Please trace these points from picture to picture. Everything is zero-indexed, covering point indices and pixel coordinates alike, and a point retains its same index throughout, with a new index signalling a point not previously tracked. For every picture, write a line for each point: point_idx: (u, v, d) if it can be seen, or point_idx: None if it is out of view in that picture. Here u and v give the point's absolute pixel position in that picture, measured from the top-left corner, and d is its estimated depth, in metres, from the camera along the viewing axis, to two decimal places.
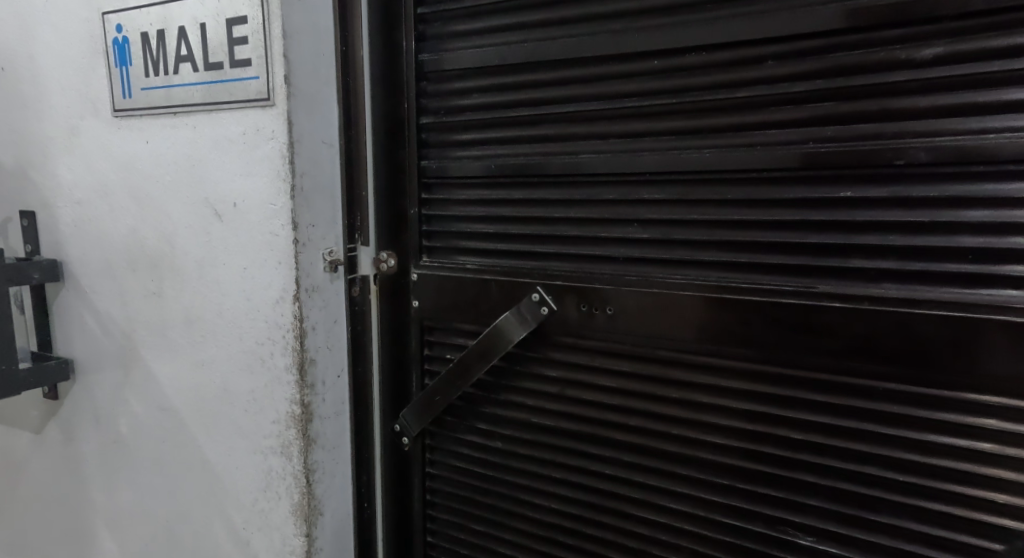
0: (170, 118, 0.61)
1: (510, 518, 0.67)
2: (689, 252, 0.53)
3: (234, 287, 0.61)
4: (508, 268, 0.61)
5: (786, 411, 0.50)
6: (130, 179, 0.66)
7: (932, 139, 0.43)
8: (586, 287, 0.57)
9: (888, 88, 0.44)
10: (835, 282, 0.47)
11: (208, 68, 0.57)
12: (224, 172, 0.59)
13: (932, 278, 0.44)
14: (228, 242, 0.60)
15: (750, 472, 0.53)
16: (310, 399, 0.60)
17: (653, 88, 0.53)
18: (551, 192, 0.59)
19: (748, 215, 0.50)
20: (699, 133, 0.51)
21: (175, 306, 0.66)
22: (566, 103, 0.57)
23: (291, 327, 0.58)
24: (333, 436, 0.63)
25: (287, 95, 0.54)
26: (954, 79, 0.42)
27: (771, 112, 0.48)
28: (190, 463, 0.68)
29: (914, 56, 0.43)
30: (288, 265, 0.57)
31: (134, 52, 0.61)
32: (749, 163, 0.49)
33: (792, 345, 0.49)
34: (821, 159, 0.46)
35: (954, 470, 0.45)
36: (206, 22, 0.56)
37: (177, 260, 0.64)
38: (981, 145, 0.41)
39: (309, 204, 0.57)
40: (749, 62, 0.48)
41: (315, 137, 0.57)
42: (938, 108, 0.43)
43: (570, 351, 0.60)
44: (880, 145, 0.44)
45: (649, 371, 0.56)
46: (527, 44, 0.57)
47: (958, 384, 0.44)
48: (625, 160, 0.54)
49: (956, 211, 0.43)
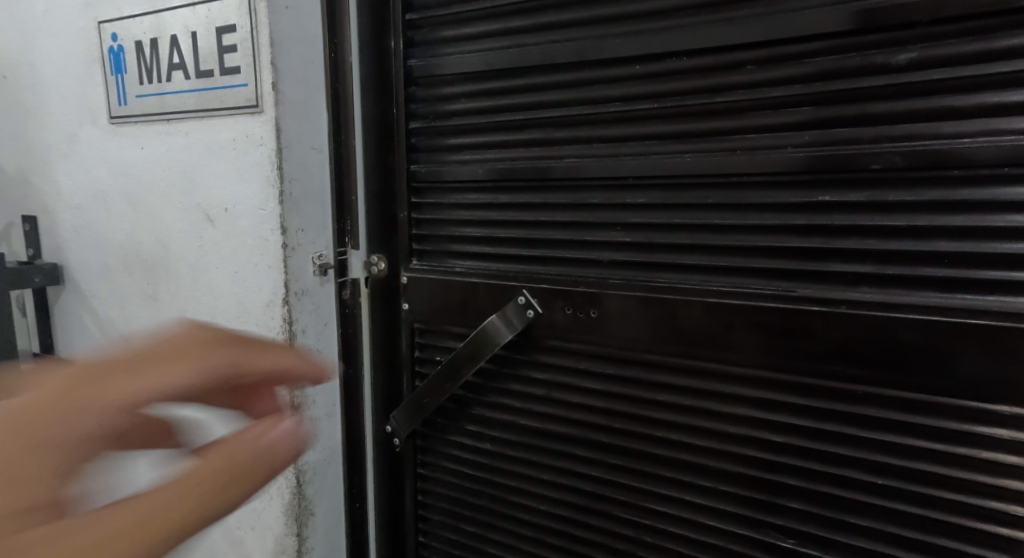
0: (164, 125, 0.62)
1: (500, 518, 0.67)
2: (671, 256, 0.53)
3: (226, 291, 0.62)
4: (496, 271, 0.62)
5: (768, 414, 0.50)
6: (126, 185, 0.67)
7: (908, 144, 0.43)
8: (571, 290, 0.57)
9: (865, 93, 0.44)
10: (815, 286, 0.47)
11: (199, 76, 0.58)
12: (216, 178, 0.60)
13: (910, 282, 0.44)
14: (220, 247, 0.61)
15: (733, 474, 0.53)
16: (300, 401, 0.61)
17: (635, 93, 0.53)
18: (537, 196, 0.59)
19: (729, 219, 0.50)
20: (681, 137, 0.52)
21: (170, 309, 0.67)
22: (551, 108, 0.57)
23: (280, 330, 0.60)
24: (324, 437, 0.65)
25: (274, 102, 0.55)
26: (930, 84, 0.42)
27: (750, 116, 0.48)
28: None
29: (891, 60, 0.43)
30: (277, 270, 0.58)
31: (128, 60, 0.62)
32: (730, 167, 0.49)
33: (772, 348, 0.49)
34: (799, 164, 0.46)
35: (933, 474, 0.45)
36: (197, 31, 0.57)
37: (171, 264, 0.66)
38: (957, 149, 0.41)
39: (298, 209, 0.58)
40: (729, 67, 0.49)
41: (303, 143, 0.58)
42: (914, 112, 0.43)
43: (557, 354, 0.60)
44: (857, 149, 0.45)
45: (634, 373, 0.56)
46: (513, 49, 0.58)
47: (936, 388, 0.44)
48: (609, 164, 0.55)
49: (933, 214, 0.43)
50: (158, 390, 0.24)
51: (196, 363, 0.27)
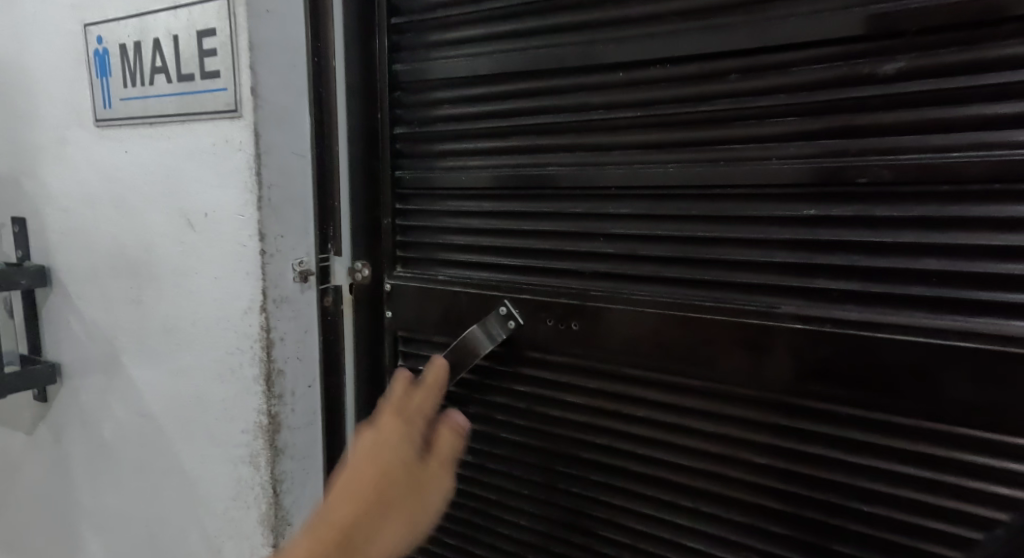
0: (147, 128, 0.61)
1: (481, 532, 0.66)
2: (654, 268, 0.52)
3: (206, 296, 0.61)
4: (479, 280, 0.61)
5: (749, 434, 0.49)
6: (111, 188, 0.67)
7: (895, 157, 0.41)
8: (554, 301, 0.56)
9: (851, 104, 0.43)
10: (799, 302, 0.46)
11: (180, 80, 0.57)
12: (196, 183, 0.59)
13: (897, 301, 0.43)
14: (200, 251, 0.61)
15: (714, 495, 0.51)
16: (277, 410, 0.60)
17: (619, 101, 0.52)
18: (521, 204, 0.58)
19: (712, 231, 0.49)
20: (664, 147, 0.50)
21: (152, 313, 0.67)
22: (535, 115, 0.56)
23: (258, 337, 0.59)
24: (304, 446, 0.64)
25: (254, 106, 0.55)
26: (919, 95, 0.40)
27: (734, 127, 0.47)
28: (166, 468, 0.69)
29: (878, 71, 0.41)
30: (255, 276, 0.58)
31: (113, 63, 0.62)
32: (713, 178, 0.48)
33: (754, 365, 0.47)
34: (783, 176, 0.45)
35: (921, 503, 0.43)
36: (178, 34, 0.56)
37: (153, 269, 0.65)
38: (945, 164, 0.40)
39: (278, 215, 0.58)
40: (713, 76, 0.47)
41: (284, 149, 0.58)
42: (902, 124, 0.41)
43: (538, 366, 0.59)
44: (843, 162, 0.43)
45: (615, 387, 0.55)
46: (496, 55, 0.57)
47: (923, 412, 0.42)
48: (592, 174, 0.54)
49: (921, 232, 0.41)
50: (407, 440, 0.48)
51: (405, 426, 0.50)
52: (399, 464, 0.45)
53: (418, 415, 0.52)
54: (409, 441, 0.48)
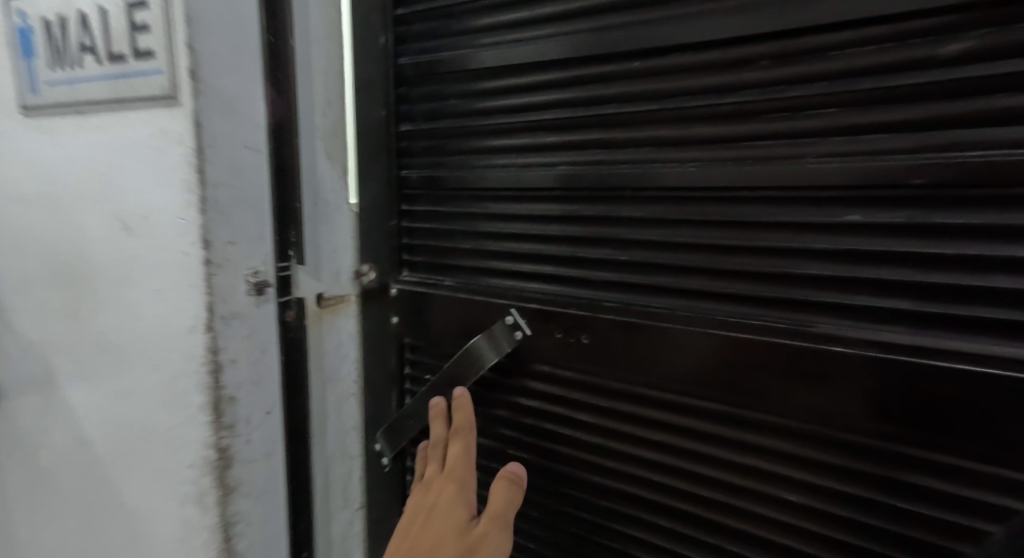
0: (72, 115, 0.53)
1: None
2: (671, 279, 0.47)
3: (147, 310, 0.54)
4: (483, 287, 0.57)
5: (776, 466, 0.44)
6: (35, 182, 0.58)
7: (953, 155, 0.36)
8: (560, 311, 0.52)
9: (900, 93, 0.37)
10: (834, 321, 0.40)
11: (111, 61, 0.50)
12: (134, 180, 0.52)
13: (952, 323, 0.37)
14: (139, 258, 0.53)
15: (735, 531, 0.47)
16: (228, 442, 0.52)
17: (634, 94, 0.47)
18: (524, 206, 0.54)
19: (736, 239, 0.43)
20: (683, 144, 0.45)
21: (88, 328, 0.58)
22: (542, 110, 0.52)
23: (201, 359, 0.51)
24: (263, 481, 0.56)
25: (193, 91, 0.47)
26: (982, 81, 0.34)
27: (763, 121, 0.42)
28: (105, 506, 0.60)
29: (932, 53, 0.36)
30: (199, 289, 0.50)
31: (34, 40, 0.53)
32: (738, 180, 0.43)
33: (782, 391, 0.42)
34: (809, 180, 0.40)
35: None
36: (110, 8, 0.50)
37: (88, 278, 0.57)
38: (1016, 162, 0.34)
39: (225, 218, 0.50)
40: (739, 64, 0.42)
41: (234, 140, 0.50)
42: (962, 116, 0.35)
43: (546, 380, 0.55)
44: (890, 161, 0.37)
45: (628, 407, 0.50)
46: (501, 45, 0.53)
47: (982, 455, 0.36)
48: (603, 174, 0.49)
49: (983, 242, 0.35)
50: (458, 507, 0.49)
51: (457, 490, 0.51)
52: (453, 530, 0.47)
53: (472, 470, 0.53)
54: (465, 506, 0.50)
